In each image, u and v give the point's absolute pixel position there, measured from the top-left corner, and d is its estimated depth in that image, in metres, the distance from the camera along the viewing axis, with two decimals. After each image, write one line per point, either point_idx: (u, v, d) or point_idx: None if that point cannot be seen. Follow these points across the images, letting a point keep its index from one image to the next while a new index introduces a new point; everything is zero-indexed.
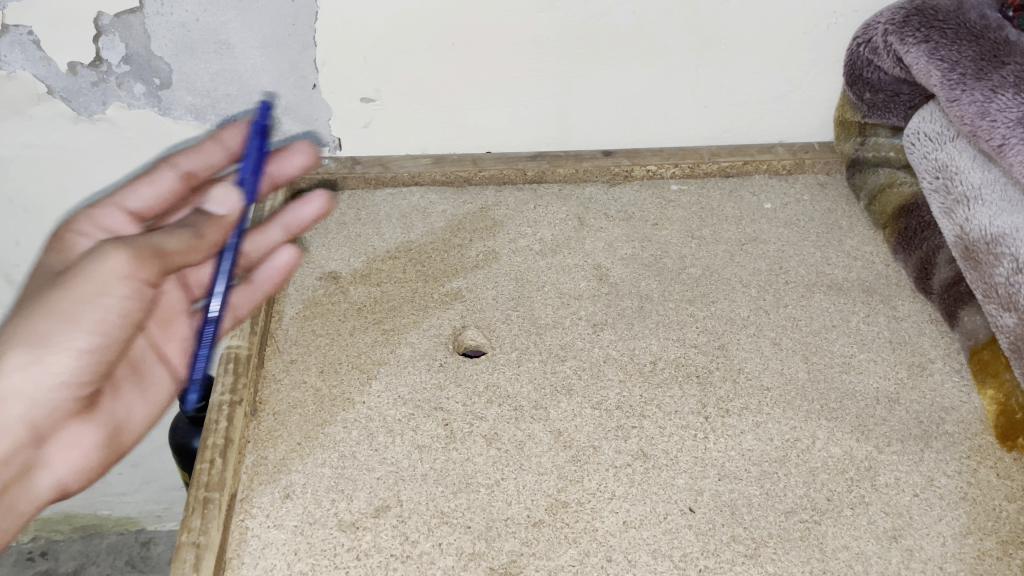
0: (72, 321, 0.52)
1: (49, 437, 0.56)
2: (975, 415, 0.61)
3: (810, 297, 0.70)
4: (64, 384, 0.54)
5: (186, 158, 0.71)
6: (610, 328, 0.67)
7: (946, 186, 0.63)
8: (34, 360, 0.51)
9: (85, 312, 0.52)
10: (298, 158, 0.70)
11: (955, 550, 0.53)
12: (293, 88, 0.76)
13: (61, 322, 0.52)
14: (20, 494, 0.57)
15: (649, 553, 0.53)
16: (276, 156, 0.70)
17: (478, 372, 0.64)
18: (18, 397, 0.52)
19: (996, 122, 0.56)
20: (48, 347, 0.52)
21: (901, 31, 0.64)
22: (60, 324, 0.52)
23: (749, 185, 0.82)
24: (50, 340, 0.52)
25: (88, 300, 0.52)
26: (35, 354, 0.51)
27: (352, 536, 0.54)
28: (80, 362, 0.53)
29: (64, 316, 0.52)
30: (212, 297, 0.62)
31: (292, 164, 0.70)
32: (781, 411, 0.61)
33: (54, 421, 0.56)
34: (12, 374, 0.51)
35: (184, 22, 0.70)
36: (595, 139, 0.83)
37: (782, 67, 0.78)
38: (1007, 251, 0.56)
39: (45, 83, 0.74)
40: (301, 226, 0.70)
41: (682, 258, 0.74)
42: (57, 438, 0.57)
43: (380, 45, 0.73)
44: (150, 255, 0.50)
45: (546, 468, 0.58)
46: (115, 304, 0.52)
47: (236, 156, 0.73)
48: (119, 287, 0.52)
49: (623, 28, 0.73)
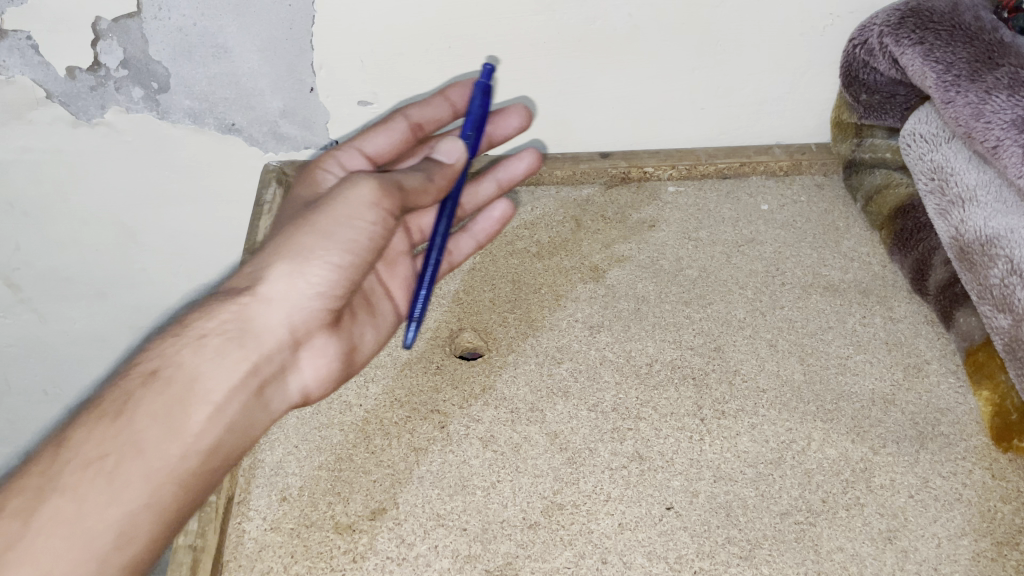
0: (332, 238, 0.48)
1: (302, 343, 0.52)
2: (970, 416, 0.61)
3: (807, 298, 0.70)
4: (327, 298, 0.51)
5: (418, 109, 0.66)
6: (606, 330, 0.68)
7: (942, 187, 0.63)
8: (296, 272, 0.49)
9: (343, 230, 0.48)
10: (515, 120, 0.67)
11: (950, 552, 0.53)
12: (291, 91, 0.77)
13: (321, 241, 0.48)
14: (275, 404, 0.52)
15: (644, 555, 0.53)
16: (495, 117, 0.67)
17: (475, 374, 0.64)
18: (281, 303, 0.49)
19: (991, 124, 0.56)
20: (308, 261, 0.49)
21: (896, 32, 0.64)
22: (315, 242, 0.49)
23: (746, 186, 0.82)
24: (311, 257, 0.49)
25: (342, 220, 0.48)
26: (296, 266, 0.49)
27: (348, 539, 0.54)
28: (333, 275, 0.49)
29: (321, 234, 0.48)
30: (434, 238, 0.60)
31: (507, 128, 0.68)
32: (777, 413, 0.61)
33: (308, 330, 0.52)
34: (276, 281, 0.49)
35: (182, 27, 0.71)
36: (593, 140, 0.83)
37: (779, 69, 0.78)
38: (1002, 252, 0.56)
39: (43, 88, 0.74)
40: (512, 181, 0.67)
41: (679, 260, 0.74)
42: (306, 347, 0.53)
43: (378, 49, 0.73)
44: (395, 188, 0.47)
45: (542, 471, 0.58)
46: (362, 232, 0.48)
47: (460, 113, 0.68)
48: (370, 212, 0.48)
49: (619, 31, 0.73)
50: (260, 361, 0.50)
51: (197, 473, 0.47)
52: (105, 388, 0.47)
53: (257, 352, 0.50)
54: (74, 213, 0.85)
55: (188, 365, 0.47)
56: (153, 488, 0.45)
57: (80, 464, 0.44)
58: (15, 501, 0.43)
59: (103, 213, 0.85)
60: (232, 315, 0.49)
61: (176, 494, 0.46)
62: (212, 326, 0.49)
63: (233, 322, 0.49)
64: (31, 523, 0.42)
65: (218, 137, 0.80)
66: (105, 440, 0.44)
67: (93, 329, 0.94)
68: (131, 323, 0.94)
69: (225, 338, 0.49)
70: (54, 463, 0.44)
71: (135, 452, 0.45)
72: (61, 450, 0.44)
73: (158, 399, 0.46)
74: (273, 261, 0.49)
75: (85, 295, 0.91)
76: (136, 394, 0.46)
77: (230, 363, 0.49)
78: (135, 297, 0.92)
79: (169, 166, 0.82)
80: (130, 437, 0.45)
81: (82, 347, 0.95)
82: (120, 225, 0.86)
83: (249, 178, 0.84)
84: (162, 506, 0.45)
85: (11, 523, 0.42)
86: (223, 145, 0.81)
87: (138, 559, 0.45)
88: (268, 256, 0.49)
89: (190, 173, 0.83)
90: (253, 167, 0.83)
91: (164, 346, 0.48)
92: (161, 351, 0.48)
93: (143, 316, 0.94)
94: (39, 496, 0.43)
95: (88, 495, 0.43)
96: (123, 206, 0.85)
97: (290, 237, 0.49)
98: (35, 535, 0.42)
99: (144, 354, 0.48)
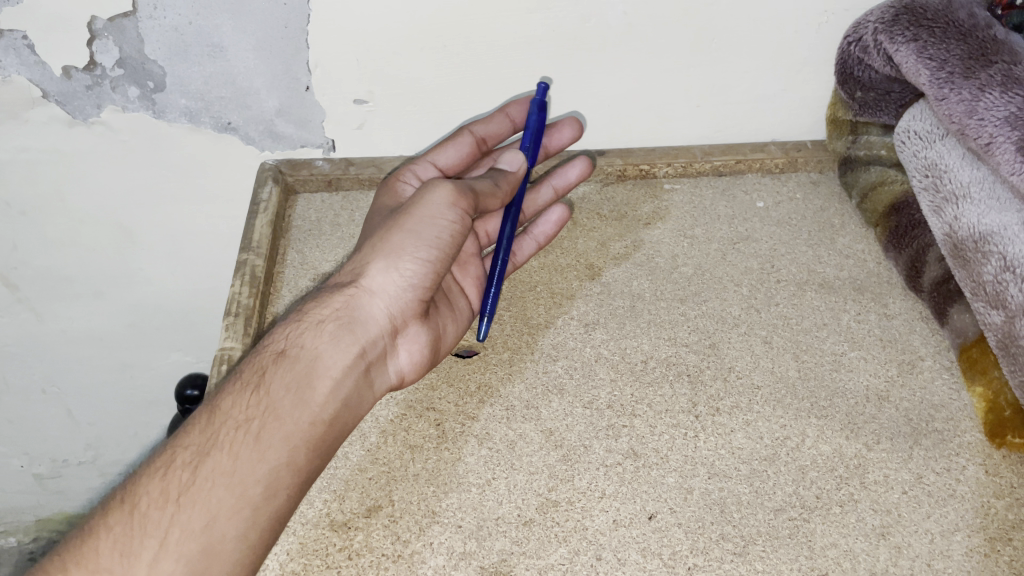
0: (420, 237, 0.56)
1: (401, 330, 0.59)
2: (964, 412, 0.61)
3: (802, 295, 0.70)
4: (421, 288, 0.58)
5: (482, 125, 0.72)
6: (602, 327, 0.68)
7: (935, 184, 0.63)
8: (391, 267, 0.57)
9: (428, 229, 0.56)
10: (569, 132, 0.74)
11: (943, 547, 0.53)
12: (286, 90, 0.76)
13: (411, 241, 0.57)
14: (380, 384, 0.59)
15: (639, 551, 0.53)
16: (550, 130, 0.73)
17: (471, 372, 0.64)
18: (381, 295, 0.57)
19: (984, 121, 0.56)
20: (401, 256, 0.57)
21: (890, 29, 0.65)
22: (407, 242, 0.57)
23: (741, 184, 0.82)
24: (404, 253, 0.57)
25: (426, 220, 0.56)
26: (390, 262, 0.57)
27: (344, 536, 0.55)
28: (425, 267, 0.57)
29: (410, 234, 0.57)
30: (501, 241, 0.65)
31: (562, 140, 0.74)
32: (771, 409, 0.61)
33: (406, 318, 0.59)
34: (377, 274, 0.57)
35: (178, 26, 0.71)
36: (589, 138, 0.83)
37: (774, 67, 0.78)
38: (995, 249, 0.56)
39: (40, 87, 0.74)
40: (567, 187, 0.74)
41: (675, 257, 0.74)
42: (404, 333, 0.59)
43: (373, 48, 0.73)
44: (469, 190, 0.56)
45: (537, 468, 0.58)
46: (443, 230, 0.56)
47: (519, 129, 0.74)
48: (448, 212, 0.56)
49: (614, 28, 0.73)
50: (367, 344, 0.57)
51: (324, 439, 0.53)
52: (242, 368, 0.55)
53: (365, 336, 0.57)
54: (72, 212, 0.85)
55: (309, 346, 0.55)
56: (291, 448, 0.51)
57: (232, 426, 0.51)
58: (183, 456, 0.50)
59: (100, 212, 0.85)
60: (343, 303, 0.57)
61: (306, 457, 0.52)
62: (327, 313, 0.57)
63: (344, 310, 0.57)
64: (199, 473, 0.49)
65: (214, 137, 0.80)
66: (250, 406, 0.52)
67: (91, 329, 0.94)
68: (129, 321, 0.95)
69: (338, 323, 0.56)
70: (212, 425, 0.51)
71: (275, 417, 0.52)
72: (214, 417, 0.52)
73: (289, 373, 0.53)
74: (371, 259, 0.58)
75: (82, 295, 0.92)
76: (270, 370, 0.54)
77: (344, 345, 0.56)
78: (133, 296, 0.93)
79: (166, 165, 0.82)
80: (270, 403, 0.52)
81: (80, 346, 0.95)
82: (118, 224, 0.87)
83: (246, 177, 0.84)
84: (298, 465, 0.52)
85: (181, 475, 0.49)
86: (220, 145, 0.81)
87: (278, 514, 0.50)
88: (367, 256, 0.58)
89: (187, 172, 0.83)
90: (249, 166, 0.83)
91: (289, 332, 0.56)
92: (286, 336, 0.56)
93: (140, 316, 0.95)
94: (203, 451, 0.50)
95: (241, 451, 0.50)
96: (120, 204, 0.85)
97: (384, 238, 0.58)
98: (202, 483, 0.49)
99: (271, 340, 0.56)
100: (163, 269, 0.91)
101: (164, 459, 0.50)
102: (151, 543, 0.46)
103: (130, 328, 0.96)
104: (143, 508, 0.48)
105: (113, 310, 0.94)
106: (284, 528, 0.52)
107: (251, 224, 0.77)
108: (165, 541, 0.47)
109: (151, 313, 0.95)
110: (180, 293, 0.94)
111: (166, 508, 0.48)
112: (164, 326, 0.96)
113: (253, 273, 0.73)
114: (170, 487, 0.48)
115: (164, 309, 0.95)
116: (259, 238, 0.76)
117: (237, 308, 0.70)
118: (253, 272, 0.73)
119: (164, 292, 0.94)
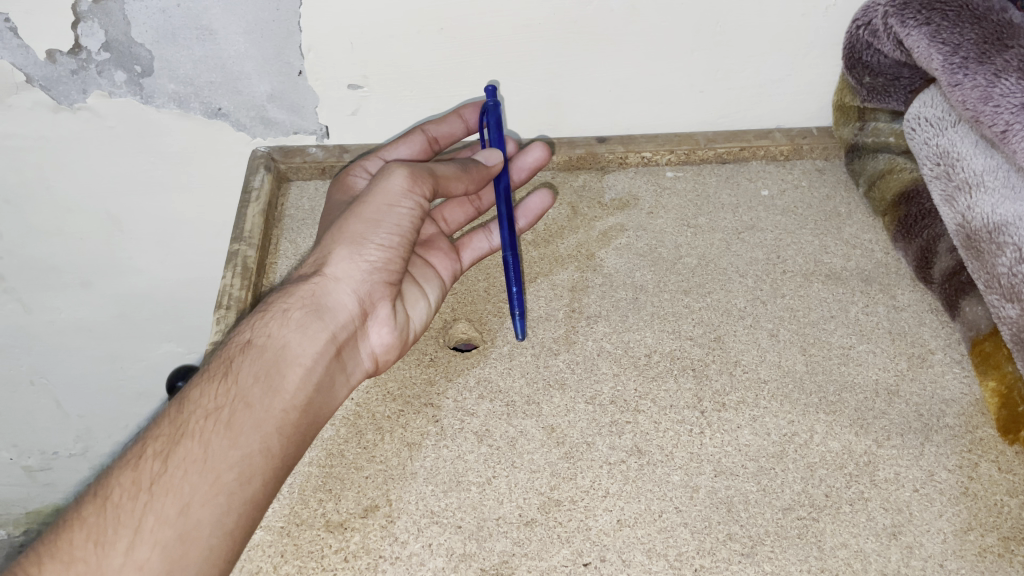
0: (380, 224, 0.56)
1: (371, 315, 0.58)
2: (976, 407, 0.60)
3: (808, 286, 0.69)
4: (386, 273, 0.58)
5: (436, 125, 0.72)
6: (604, 320, 0.66)
7: (948, 173, 0.61)
8: (356, 254, 0.56)
9: (388, 217, 0.56)
10: (540, 151, 0.72)
11: (956, 547, 0.52)
12: (278, 75, 0.74)
13: (372, 229, 0.56)
14: (353, 369, 0.58)
15: (644, 552, 0.52)
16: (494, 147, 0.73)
17: (470, 366, 0.63)
18: (347, 281, 0.56)
19: (1000, 107, 0.54)
20: (364, 243, 0.56)
21: (902, 13, 0.62)
22: (367, 229, 0.56)
23: (745, 171, 0.80)
24: (366, 240, 0.56)
25: (385, 208, 0.56)
26: (354, 248, 0.56)
27: (340, 537, 0.53)
28: (389, 253, 0.57)
29: (369, 222, 0.56)
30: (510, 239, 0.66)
31: (530, 158, 0.72)
32: (778, 405, 0.60)
33: (375, 302, 0.58)
34: (341, 261, 0.56)
35: (165, 8, 0.68)
36: (590, 125, 0.81)
37: (781, 51, 0.75)
38: (1010, 239, 0.55)
39: (23, 72, 0.72)
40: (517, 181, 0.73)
41: (678, 248, 0.72)
42: (375, 317, 0.58)
43: (367, 31, 0.71)
44: (428, 175, 0.56)
45: (538, 466, 0.56)
46: (403, 217, 0.57)
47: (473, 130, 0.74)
48: (406, 199, 0.56)
49: (616, 11, 0.71)
50: (337, 330, 0.56)
51: (298, 425, 0.52)
52: (209, 361, 0.54)
53: (334, 323, 0.56)
54: (57, 201, 0.82)
55: (276, 335, 0.54)
56: (263, 435, 0.50)
57: (200, 415, 0.49)
58: (152, 447, 0.48)
59: (87, 200, 0.83)
60: (309, 292, 0.56)
61: (280, 444, 0.51)
62: (292, 302, 0.56)
63: (311, 298, 0.56)
64: (170, 461, 0.47)
65: (203, 122, 0.77)
66: (219, 394, 0.50)
67: (79, 320, 0.92)
68: (118, 312, 0.93)
69: (305, 310, 0.55)
70: (180, 415, 0.49)
71: (245, 405, 0.50)
72: (182, 407, 0.50)
73: (256, 361, 0.52)
74: (335, 249, 0.57)
75: (70, 286, 0.89)
76: (237, 360, 0.52)
77: (313, 332, 0.55)
78: (122, 286, 0.91)
79: (155, 152, 0.79)
80: (239, 391, 0.51)
81: (69, 337, 0.93)
82: (105, 213, 0.84)
83: (236, 165, 0.82)
84: (272, 452, 0.50)
85: (151, 465, 0.47)
86: (210, 131, 0.78)
87: (255, 501, 0.49)
88: (331, 244, 0.57)
89: (177, 159, 0.80)
90: (240, 153, 0.81)
91: (253, 323, 0.55)
92: (251, 326, 0.55)
93: (131, 306, 0.92)
94: (173, 439, 0.48)
95: (211, 439, 0.48)
96: (108, 193, 0.82)
97: (344, 226, 0.57)
98: (174, 471, 0.47)
99: (236, 331, 0.55)
100: (153, 259, 0.89)
101: (134, 451, 0.48)
102: (125, 532, 0.44)
103: (120, 318, 0.93)
104: (115, 499, 0.46)
105: (102, 301, 0.91)
106: (262, 516, 0.50)
107: (242, 212, 0.75)
108: (139, 529, 0.45)
109: (141, 303, 0.93)
110: (170, 283, 0.92)
111: (138, 498, 0.46)
112: (154, 316, 0.94)
113: (245, 264, 0.71)
114: (140, 477, 0.46)
115: (155, 300, 0.93)
116: (251, 228, 0.73)
117: (229, 301, 0.68)
118: (245, 263, 0.71)
119: (154, 283, 0.91)
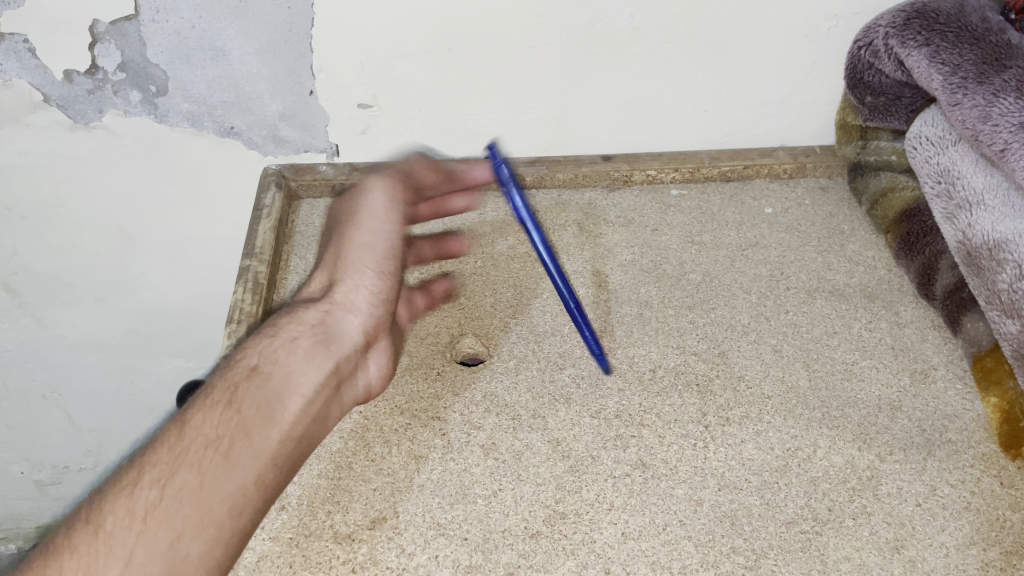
0: (376, 245, 0.58)
1: (371, 346, 0.58)
2: (978, 423, 0.60)
3: (811, 303, 0.69)
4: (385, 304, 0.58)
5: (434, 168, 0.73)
6: (609, 335, 0.67)
7: (948, 191, 0.62)
8: (360, 280, 0.57)
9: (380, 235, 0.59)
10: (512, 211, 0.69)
11: (958, 561, 0.52)
12: (290, 94, 0.76)
13: (372, 252, 0.58)
14: (350, 400, 0.57)
15: (648, 565, 0.53)
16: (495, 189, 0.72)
17: (476, 381, 0.64)
18: (351, 308, 0.57)
19: (998, 126, 0.55)
20: (357, 264, 0.58)
21: (902, 34, 0.63)
22: (369, 252, 0.58)
23: (750, 190, 0.81)
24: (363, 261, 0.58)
25: (378, 228, 0.59)
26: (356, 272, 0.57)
27: (348, 548, 0.54)
28: (387, 278, 0.58)
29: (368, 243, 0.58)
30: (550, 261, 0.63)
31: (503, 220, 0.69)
32: (782, 420, 0.60)
33: (375, 332, 0.58)
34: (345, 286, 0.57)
35: (180, 29, 0.70)
36: (595, 143, 0.83)
37: (784, 71, 0.77)
38: (1010, 257, 0.55)
39: (41, 91, 0.74)
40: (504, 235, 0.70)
41: (682, 264, 0.73)
42: (374, 347, 0.59)
43: (377, 52, 0.72)
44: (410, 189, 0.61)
45: (544, 479, 0.57)
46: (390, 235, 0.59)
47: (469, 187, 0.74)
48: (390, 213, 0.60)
49: (620, 33, 0.72)
50: (342, 360, 0.55)
51: (296, 455, 0.50)
52: (211, 384, 0.51)
53: (341, 352, 0.55)
54: (70, 217, 0.84)
55: (283, 362, 0.52)
56: (260, 468, 0.48)
57: (200, 443, 0.46)
58: (148, 474, 0.45)
59: (99, 216, 0.84)
60: (317, 317, 0.56)
61: (275, 475, 0.48)
62: (299, 326, 0.55)
63: (318, 323, 0.55)
64: (166, 491, 0.44)
65: (217, 141, 0.79)
66: (221, 423, 0.47)
67: (93, 334, 0.90)
68: (132, 326, 0.91)
69: (313, 338, 0.54)
70: (179, 441, 0.46)
71: (245, 435, 0.47)
72: (182, 432, 0.47)
73: (260, 389, 0.50)
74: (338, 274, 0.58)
75: (84, 301, 0.88)
76: (242, 385, 0.50)
77: (320, 360, 0.54)
78: (135, 301, 0.90)
79: (167, 169, 0.81)
80: (243, 418, 0.48)
81: (80, 352, 0.91)
82: (116, 228, 0.85)
83: (247, 183, 0.83)
84: (267, 484, 0.48)
85: (147, 493, 0.44)
86: (223, 149, 0.80)
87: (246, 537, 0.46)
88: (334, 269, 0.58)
89: (188, 176, 0.82)
90: (253, 171, 0.82)
91: (260, 347, 0.53)
92: (258, 351, 0.52)
93: (143, 321, 0.91)
94: (169, 468, 0.45)
95: (210, 469, 0.45)
96: (118, 210, 0.83)
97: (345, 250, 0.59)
98: (169, 501, 0.44)
99: (240, 354, 0.53)
100: (165, 274, 0.88)
101: (129, 477, 0.45)
102: (115, 564, 0.41)
103: (131, 333, 0.91)
104: (108, 528, 0.43)
105: (115, 315, 0.90)
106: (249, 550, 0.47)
107: (254, 229, 0.76)
108: (128, 562, 0.42)
109: (153, 317, 0.91)
110: (183, 297, 0.90)
111: (132, 528, 0.43)
112: (167, 331, 0.92)
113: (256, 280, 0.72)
114: (135, 506, 0.43)
115: (167, 315, 0.91)
116: (261, 245, 0.74)
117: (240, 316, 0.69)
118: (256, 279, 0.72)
119: (166, 296, 0.90)
